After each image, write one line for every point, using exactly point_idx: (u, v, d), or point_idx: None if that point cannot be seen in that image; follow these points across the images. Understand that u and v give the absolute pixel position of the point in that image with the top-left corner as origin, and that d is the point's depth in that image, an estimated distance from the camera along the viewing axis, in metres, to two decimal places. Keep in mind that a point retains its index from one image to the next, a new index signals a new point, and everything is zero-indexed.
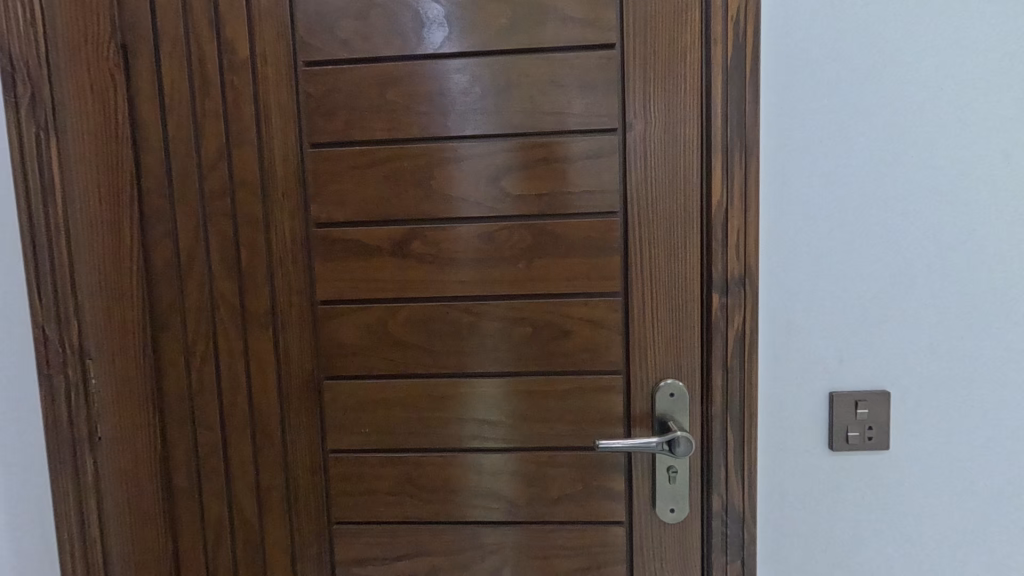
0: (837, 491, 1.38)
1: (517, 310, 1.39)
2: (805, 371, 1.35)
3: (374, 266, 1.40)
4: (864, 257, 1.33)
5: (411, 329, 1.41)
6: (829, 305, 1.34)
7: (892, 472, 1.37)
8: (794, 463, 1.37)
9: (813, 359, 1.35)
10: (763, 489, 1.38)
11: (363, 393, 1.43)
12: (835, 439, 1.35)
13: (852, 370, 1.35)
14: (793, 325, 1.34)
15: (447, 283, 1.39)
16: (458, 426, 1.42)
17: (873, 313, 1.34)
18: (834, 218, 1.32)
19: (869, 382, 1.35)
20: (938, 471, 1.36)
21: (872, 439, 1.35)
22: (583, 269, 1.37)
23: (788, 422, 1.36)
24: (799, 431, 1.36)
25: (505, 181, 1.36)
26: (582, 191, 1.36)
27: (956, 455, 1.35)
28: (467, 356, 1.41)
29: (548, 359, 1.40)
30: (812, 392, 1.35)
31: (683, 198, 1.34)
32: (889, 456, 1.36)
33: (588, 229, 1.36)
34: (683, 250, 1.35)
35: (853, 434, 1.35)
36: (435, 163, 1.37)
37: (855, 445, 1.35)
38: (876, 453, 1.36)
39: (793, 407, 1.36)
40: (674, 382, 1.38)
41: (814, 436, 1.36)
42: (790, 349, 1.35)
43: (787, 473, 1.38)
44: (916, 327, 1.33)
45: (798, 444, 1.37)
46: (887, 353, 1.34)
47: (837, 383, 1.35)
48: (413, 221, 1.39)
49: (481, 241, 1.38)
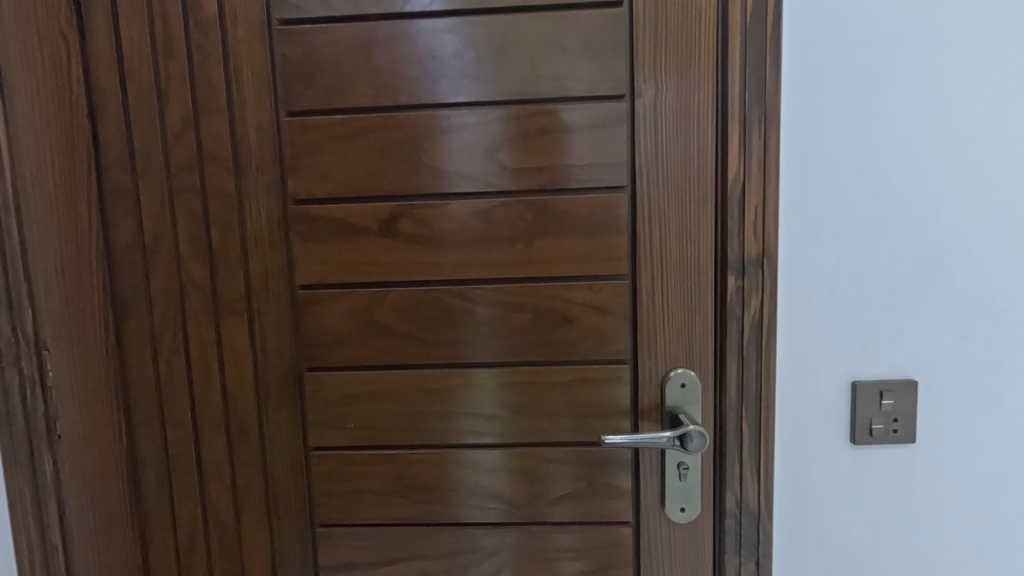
0: (859, 486, 1.29)
1: (515, 295, 1.27)
2: (826, 359, 1.25)
3: (358, 248, 1.28)
4: (892, 236, 1.22)
5: (400, 316, 1.29)
6: (853, 288, 1.23)
7: (918, 467, 1.28)
8: (814, 458, 1.28)
9: (834, 346, 1.25)
10: (780, 485, 1.29)
11: (348, 385, 1.31)
12: (857, 433, 1.26)
13: (877, 357, 1.25)
14: (814, 309, 1.24)
15: (439, 265, 1.27)
16: (453, 421, 1.32)
17: (901, 296, 1.24)
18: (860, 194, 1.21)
19: (895, 371, 1.25)
20: (967, 467, 1.27)
21: (897, 432, 1.26)
22: (587, 249, 1.26)
23: (807, 414, 1.27)
24: (820, 424, 1.27)
25: (502, 154, 1.24)
26: (586, 165, 1.24)
27: (988, 449, 1.27)
28: (461, 346, 1.30)
29: (550, 349, 1.29)
30: (834, 382, 1.26)
31: (696, 172, 1.23)
32: (915, 450, 1.27)
33: (593, 206, 1.25)
34: (696, 229, 1.24)
35: (877, 427, 1.26)
36: (425, 134, 1.24)
37: (879, 438, 1.26)
38: (901, 447, 1.27)
39: (814, 398, 1.26)
40: (686, 372, 1.27)
41: (836, 429, 1.27)
42: (810, 335, 1.25)
43: (805, 469, 1.28)
44: (946, 312, 1.24)
45: (818, 438, 1.27)
46: (915, 340, 1.24)
47: (861, 371, 1.25)
48: (401, 197, 1.26)
49: (476, 219, 1.26)
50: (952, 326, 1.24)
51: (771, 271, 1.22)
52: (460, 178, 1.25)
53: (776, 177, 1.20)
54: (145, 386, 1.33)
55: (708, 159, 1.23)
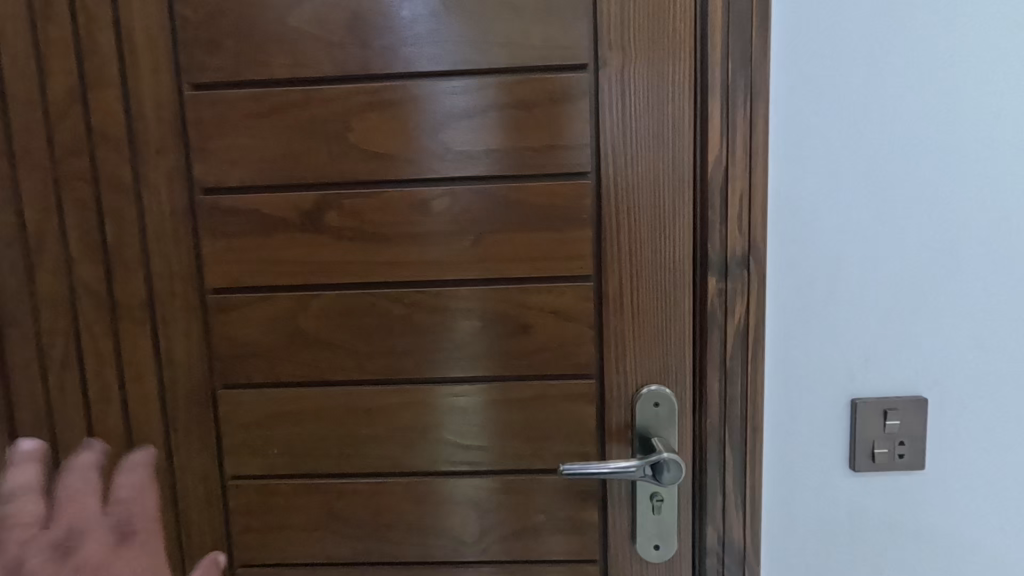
0: (860, 520, 1.11)
1: (462, 299, 1.09)
2: (822, 373, 1.08)
3: (278, 245, 1.09)
4: (900, 231, 1.05)
5: (328, 324, 1.11)
6: (855, 291, 1.06)
7: (927, 498, 1.10)
8: (808, 488, 1.11)
9: (832, 359, 1.07)
10: (769, 517, 1.12)
11: (270, 405, 1.13)
12: (858, 459, 1.09)
13: (881, 371, 1.08)
14: (809, 316, 1.06)
15: (373, 265, 1.09)
16: (392, 446, 1.14)
17: (909, 301, 1.06)
18: (864, 181, 1.03)
19: (902, 387, 1.08)
20: (984, 498, 1.10)
21: (903, 457, 1.09)
22: (545, 247, 1.08)
23: (800, 437, 1.10)
24: (815, 448, 1.10)
25: (444, 134, 1.06)
26: (543, 147, 1.06)
27: (1009, 477, 1.09)
28: (400, 359, 1.11)
29: (503, 362, 1.11)
30: (831, 400, 1.09)
31: (671, 155, 1.05)
32: (924, 478, 1.10)
33: (551, 195, 1.07)
34: (672, 223, 1.06)
35: (880, 451, 1.09)
36: (354, 111, 1.06)
37: (883, 464, 1.09)
38: (909, 474, 1.10)
39: (807, 417, 1.09)
40: (659, 391, 1.10)
41: (833, 454, 1.10)
42: (804, 346, 1.07)
43: (798, 499, 1.11)
44: (962, 319, 1.06)
45: (812, 463, 1.10)
46: (925, 351, 1.07)
47: (862, 388, 1.08)
48: (327, 186, 1.08)
49: (415, 211, 1.07)
50: (969, 335, 1.07)
51: (758, 272, 1.04)
52: (395, 163, 1.07)
53: (764, 162, 1.02)
54: (32, 407, 1.14)
55: (686, 140, 1.05)
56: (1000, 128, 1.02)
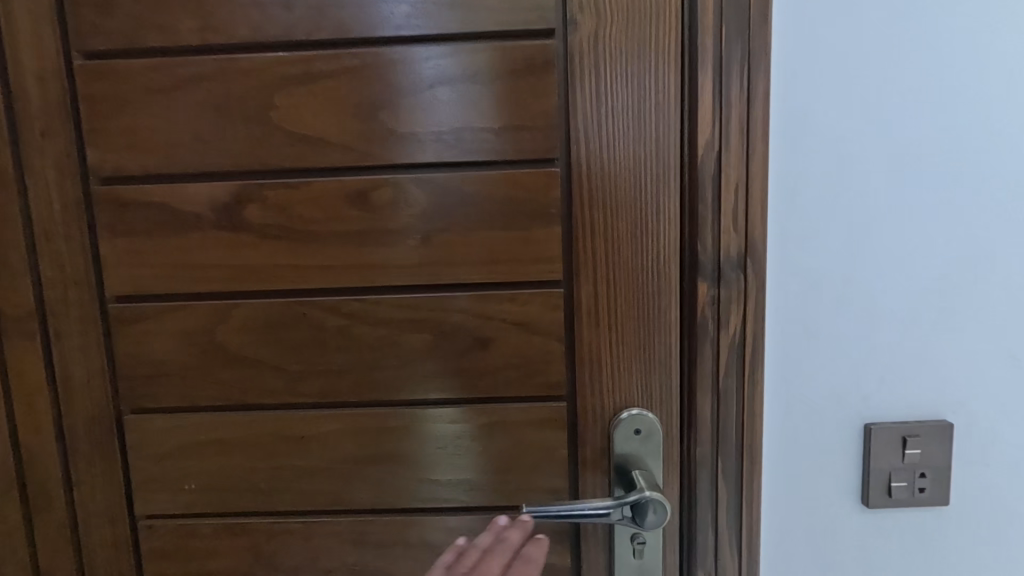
0: (872, 562, 0.97)
1: (410, 310, 0.93)
2: (830, 394, 0.93)
3: (188, 245, 0.91)
4: (923, 227, 0.89)
5: (252, 339, 0.94)
6: (868, 299, 0.91)
7: (947, 535, 0.96)
8: (813, 524, 0.96)
9: (841, 378, 0.92)
10: (768, 559, 0.97)
11: (184, 434, 0.95)
12: (872, 491, 0.94)
13: (898, 391, 0.93)
14: (814, 328, 0.91)
15: (303, 270, 0.92)
16: (330, 479, 0.97)
17: (931, 310, 0.91)
18: (880, 169, 0.88)
19: (920, 409, 0.93)
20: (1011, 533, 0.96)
21: (924, 492, 0.94)
22: (507, 247, 0.91)
23: (804, 468, 0.95)
24: (821, 479, 0.95)
25: (385, 114, 0.89)
26: (502, 129, 0.89)
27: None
28: (337, 380, 0.94)
29: (459, 383, 0.94)
30: (839, 425, 0.93)
31: (654, 138, 0.89)
32: (945, 513, 0.95)
33: (513, 186, 0.90)
34: (656, 219, 0.90)
35: (898, 485, 0.94)
36: (277, 85, 0.88)
37: (899, 498, 0.94)
38: (927, 509, 0.95)
39: (812, 445, 0.94)
40: (641, 415, 0.93)
41: (841, 485, 0.95)
42: (809, 362, 0.92)
43: (802, 538, 0.96)
44: (991, 331, 0.91)
45: (817, 497, 0.95)
46: (947, 367, 0.92)
47: (875, 409, 0.93)
48: (247, 175, 0.90)
49: (352, 206, 0.91)
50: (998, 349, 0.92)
51: (757, 277, 0.88)
52: (327, 147, 0.89)
53: (764, 147, 0.86)
54: None
55: (672, 122, 0.88)
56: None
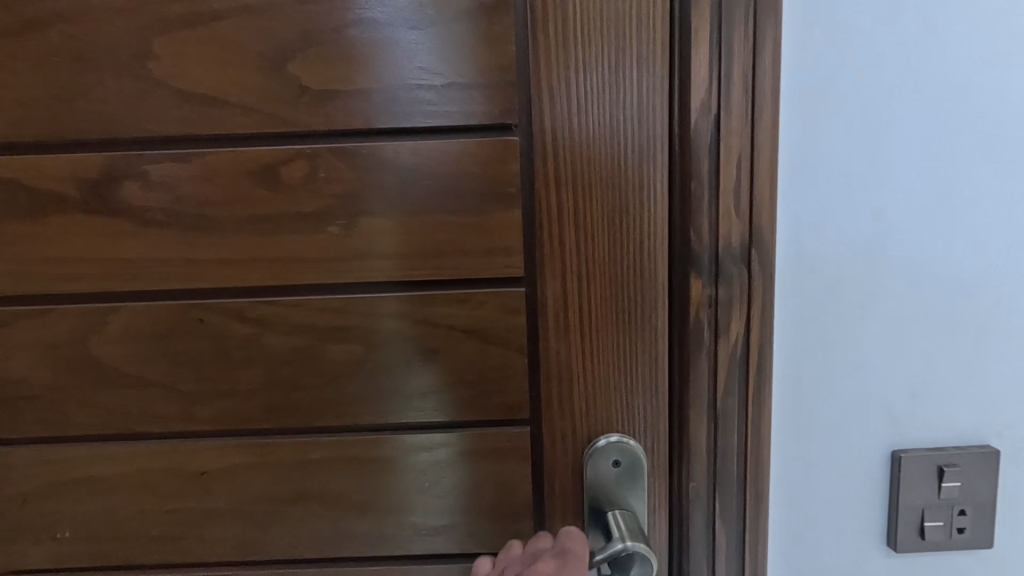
0: None
1: (334, 315, 0.74)
2: (851, 416, 0.76)
3: (49, 234, 0.72)
4: (968, 211, 0.72)
5: (135, 351, 0.74)
6: (900, 299, 0.73)
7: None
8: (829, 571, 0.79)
9: (864, 396, 0.75)
10: None
11: (55, 469, 0.77)
12: (901, 533, 0.77)
13: (934, 412, 0.76)
14: (833, 336, 0.74)
15: (197, 265, 0.73)
16: (239, 524, 0.79)
17: (974, 313, 0.74)
18: (917, 138, 0.70)
19: (960, 433, 0.76)
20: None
21: (964, 533, 0.77)
22: (454, 237, 0.73)
23: (819, 505, 0.78)
24: (840, 518, 0.78)
25: (298, 66, 0.70)
26: (446, 87, 0.71)
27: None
28: (244, 402, 0.76)
29: (398, 405, 0.76)
30: (863, 453, 0.76)
31: (636, 98, 0.70)
32: (987, 557, 0.79)
33: (461, 159, 0.72)
34: (639, 200, 0.72)
35: (933, 525, 0.77)
36: (156, 27, 0.69)
37: (935, 541, 0.78)
38: (966, 553, 0.79)
39: (830, 477, 0.77)
40: (621, 443, 0.75)
41: (865, 526, 0.78)
42: (827, 378, 0.75)
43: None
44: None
45: (835, 539, 0.79)
46: (993, 382, 0.75)
47: (906, 434, 0.76)
48: (123, 144, 0.71)
49: (258, 184, 0.72)
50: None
51: (764, 272, 0.71)
52: (225, 108, 0.70)
53: (774, 109, 0.68)
54: None
55: (659, 78, 0.70)
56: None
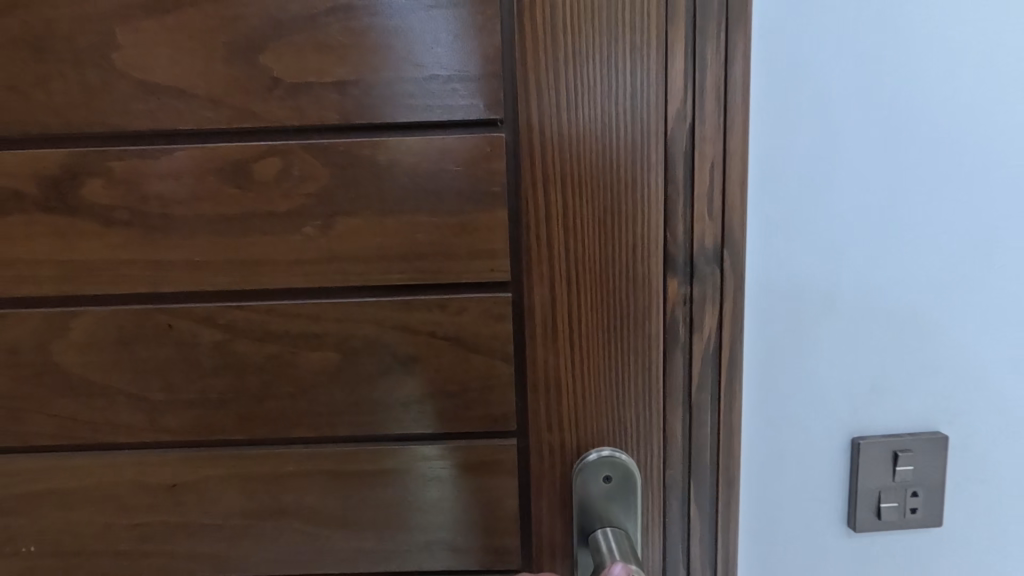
0: None
1: (308, 320, 0.70)
2: (815, 411, 0.72)
3: (8, 235, 0.68)
4: (931, 191, 0.69)
5: (100, 357, 0.71)
6: (863, 284, 0.70)
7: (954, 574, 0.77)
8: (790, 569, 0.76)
9: (828, 388, 0.72)
10: None
11: (16, 481, 0.73)
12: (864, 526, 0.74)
13: (900, 405, 0.73)
14: (796, 326, 0.70)
15: (164, 267, 0.69)
16: (208, 539, 0.75)
17: (943, 300, 0.71)
18: (881, 119, 0.67)
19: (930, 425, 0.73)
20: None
21: (918, 513, 0.74)
22: (435, 240, 0.69)
23: (779, 500, 0.74)
24: (801, 512, 0.75)
25: (270, 58, 0.66)
26: (426, 80, 0.66)
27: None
28: (215, 412, 0.72)
29: (375, 416, 0.72)
30: (827, 448, 0.73)
31: (626, 95, 0.66)
32: (954, 548, 0.76)
33: (443, 157, 0.68)
34: (633, 202, 0.68)
35: (887, 507, 0.74)
36: (119, 16, 0.65)
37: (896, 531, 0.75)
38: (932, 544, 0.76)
39: (798, 475, 0.74)
40: (612, 458, 0.71)
41: (826, 520, 0.75)
42: (788, 369, 0.71)
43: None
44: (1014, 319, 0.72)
45: (802, 537, 0.75)
46: (968, 381, 0.73)
47: (873, 426, 0.73)
48: (85, 140, 0.67)
49: (228, 182, 0.68)
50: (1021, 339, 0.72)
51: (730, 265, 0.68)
52: (193, 102, 0.66)
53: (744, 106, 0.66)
54: None
55: (653, 75, 0.65)
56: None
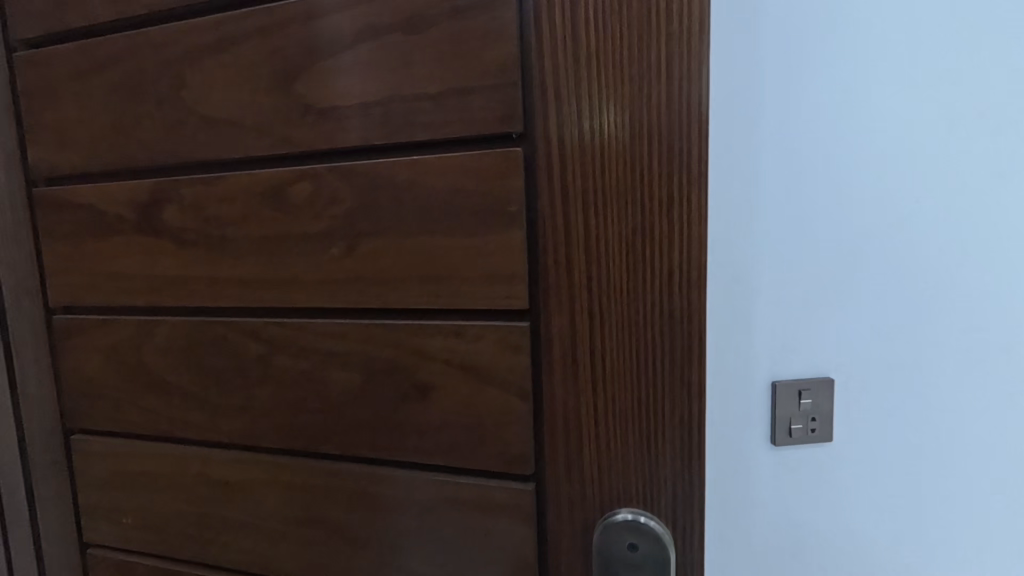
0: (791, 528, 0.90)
1: (334, 339, 0.71)
2: (742, 356, 0.87)
3: (113, 252, 0.81)
4: (834, 174, 0.84)
5: (176, 361, 0.80)
6: (776, 254, 0.85)
7: (863, 493, 0.90)
8: (731, 492, 0.90)
9: (757, 344, 0.87)
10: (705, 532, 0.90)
11: (119, 460, 0.85)
12: (784, 452, 0.89)
13: (813, 357, 0.87)
14: (737, 292, 0.85)
15: (220, 282, 0.75)
16: (254, 536, 0.80)
17: (847, 270, 0.85)
18: (789, 121, 0.82)
19: (832, 372, 0.87)
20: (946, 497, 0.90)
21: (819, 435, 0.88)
22: (451, 262, 0.65)
23: (718, 432, 0.89)
24: (736, 442, 0.89)
25: (303, 83, 0.68)
26: (442, 93, 0.62)
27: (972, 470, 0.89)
28: (259, 419, 0.77)
29: (393, 440, 0.71)
30: (759, 391, 0.88)
31: (659, 98, 0.56)
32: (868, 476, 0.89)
33: (459, 175, 0.63)
34: (667, 224, 0.57)
35: (796, 430, 0.88)
36: (191, 59, 0.73)
37: (807, 454, 0.89)
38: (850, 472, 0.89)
39: (738, 415, 0.89)
40: (639, 524, 0.60)
41: (754, 447, 0.89)
42: (726, 326, 0.86)
43: (719, 509, 0.90)
44: (909, 280, 0.85)
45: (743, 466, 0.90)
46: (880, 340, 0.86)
47: (788, 373, 0.87)
48: (168, 170, 0.77)
49: (268, 204, 0.71)
50: (915, 300, 0.85)
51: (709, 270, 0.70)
52: (243, 131, 0.72)
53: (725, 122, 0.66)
54: None
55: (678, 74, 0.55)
56: (957, 50, 0.81)
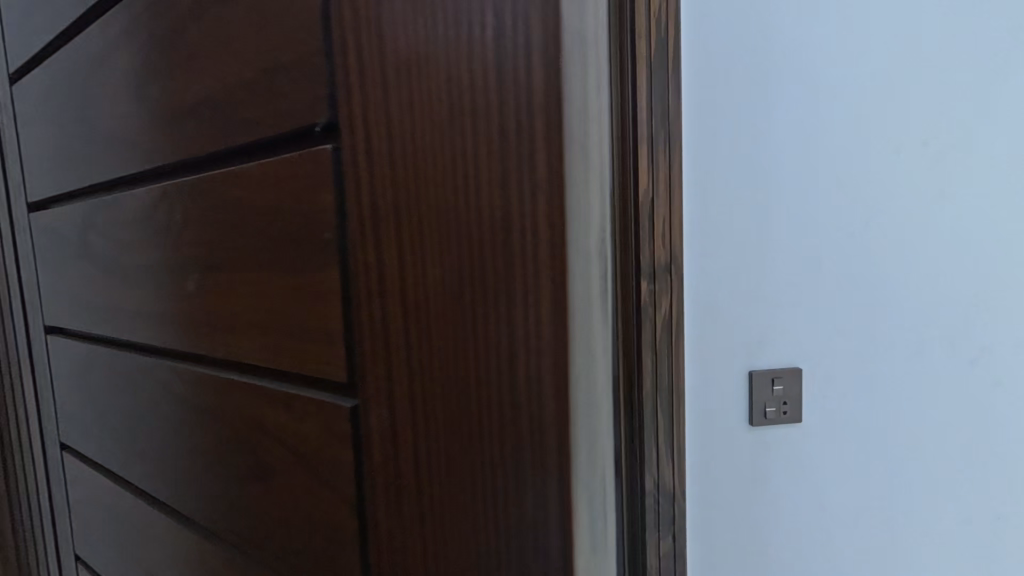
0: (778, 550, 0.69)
1: (200, 388, 0.61)
2: (709, 338, 0.64)
3: (72, 277, 0.81)
4: (824, 97, 0.63)
5: (108, 392, 0.77)
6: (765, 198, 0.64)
7: (865, 494, 0.70)
8: (706, 504, 0.66)
9: (749, 311, 0.65)
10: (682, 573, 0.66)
11: (91, 480, 0.87)
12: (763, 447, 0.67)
13: (821, 325, 0.66)
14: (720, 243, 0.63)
15: (125, 311, 0.70)
16: None
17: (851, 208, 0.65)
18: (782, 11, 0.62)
19: (839, 343, 0.67)
20: (924, 516, 0.71)
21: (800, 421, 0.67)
22: (277, 309, 0.49)
23: (695, 427, 0.65)
24: (697, 432, 0.65)
25: (156, 87, 0.58)
26: (253, 78, 0.47)
27: (955, 485, 0.71)
28: (156, 465, 0.70)
29: (243, 523, 0.57)
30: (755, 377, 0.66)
31: (526, 90, 0.34)
32: (844, 476, 0.69)
33: (278, 192, 0.47)
34: (531, 279, 0.36)
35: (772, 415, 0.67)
36: (91, 76, 0.68)
37: (785, 447, 0.68)
38: (822, 472, 0.68)
39: (722, 411, 0.66)
40: None
41: (728, 441, 0.66)
42: (710, 291, 0.64)
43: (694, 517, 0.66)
44: (900, 240, 0.66)
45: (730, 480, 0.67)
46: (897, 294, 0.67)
47: (779, 345, 0.66)
48: (92, 193, 0.74)
49: (146, 229, 0.64)
50: (901, 267, 0.67)
51: (666, 260, 0.59)
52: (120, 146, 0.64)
53: (659, 87, 0.58)
54: None
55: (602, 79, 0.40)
56: None
